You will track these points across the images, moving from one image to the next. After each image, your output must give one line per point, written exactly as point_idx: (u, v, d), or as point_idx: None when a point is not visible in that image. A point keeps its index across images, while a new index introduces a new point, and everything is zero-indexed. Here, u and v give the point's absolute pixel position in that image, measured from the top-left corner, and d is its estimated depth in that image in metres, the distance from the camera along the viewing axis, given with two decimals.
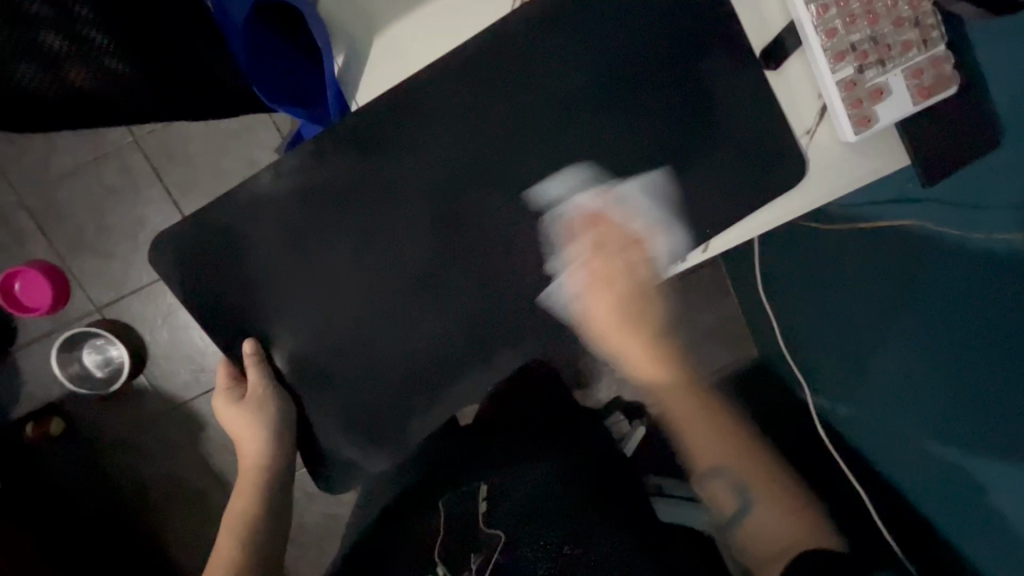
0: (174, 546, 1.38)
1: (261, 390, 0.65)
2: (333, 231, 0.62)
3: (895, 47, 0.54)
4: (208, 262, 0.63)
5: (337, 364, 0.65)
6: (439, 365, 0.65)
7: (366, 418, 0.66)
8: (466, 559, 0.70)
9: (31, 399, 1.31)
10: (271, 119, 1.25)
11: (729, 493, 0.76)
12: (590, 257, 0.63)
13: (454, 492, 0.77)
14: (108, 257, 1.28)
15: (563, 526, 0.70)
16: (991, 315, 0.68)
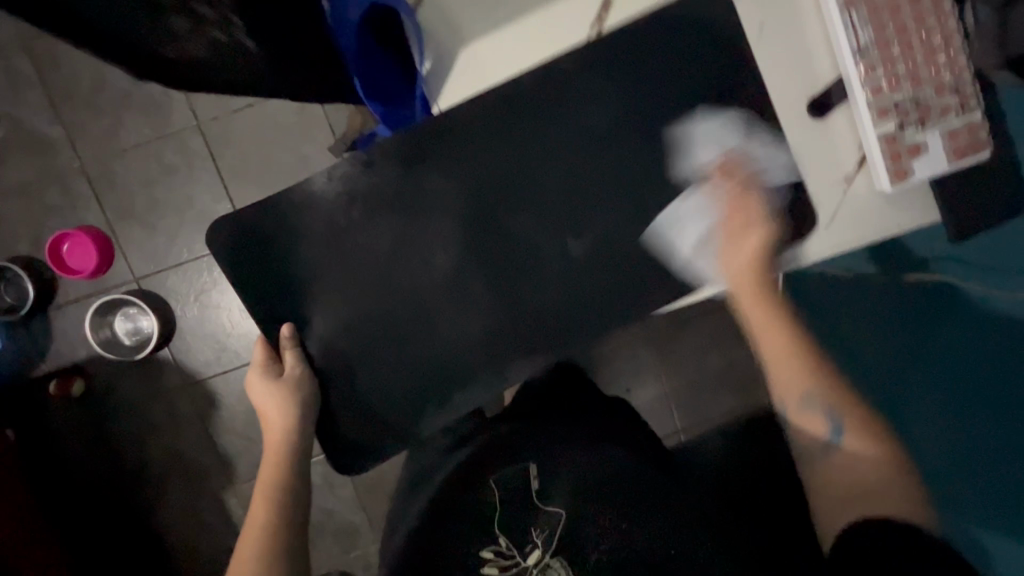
0: (169, 520, 1.40)
1: (296, 373, 0.68)
2: (392, 217, 0.67)
3: (936, 110, 0.58)
4: (269, 238, 0.68)
5: (367, 347, 0.69)
6: (470, 353, 0.68)
7: (395, 398, 0.69)
8: (528, 535, 0.70)
9: (56, 358, 1.35)
10: (327, 119, 1.31)
11: (817, 424, 0.63)
12: (628, 275, 0.66)
13: (503, 470, 0.75)
14: (154, 231, 1.34)
15: (624, 505, 0.70)
16: (985, 368, 0.91)
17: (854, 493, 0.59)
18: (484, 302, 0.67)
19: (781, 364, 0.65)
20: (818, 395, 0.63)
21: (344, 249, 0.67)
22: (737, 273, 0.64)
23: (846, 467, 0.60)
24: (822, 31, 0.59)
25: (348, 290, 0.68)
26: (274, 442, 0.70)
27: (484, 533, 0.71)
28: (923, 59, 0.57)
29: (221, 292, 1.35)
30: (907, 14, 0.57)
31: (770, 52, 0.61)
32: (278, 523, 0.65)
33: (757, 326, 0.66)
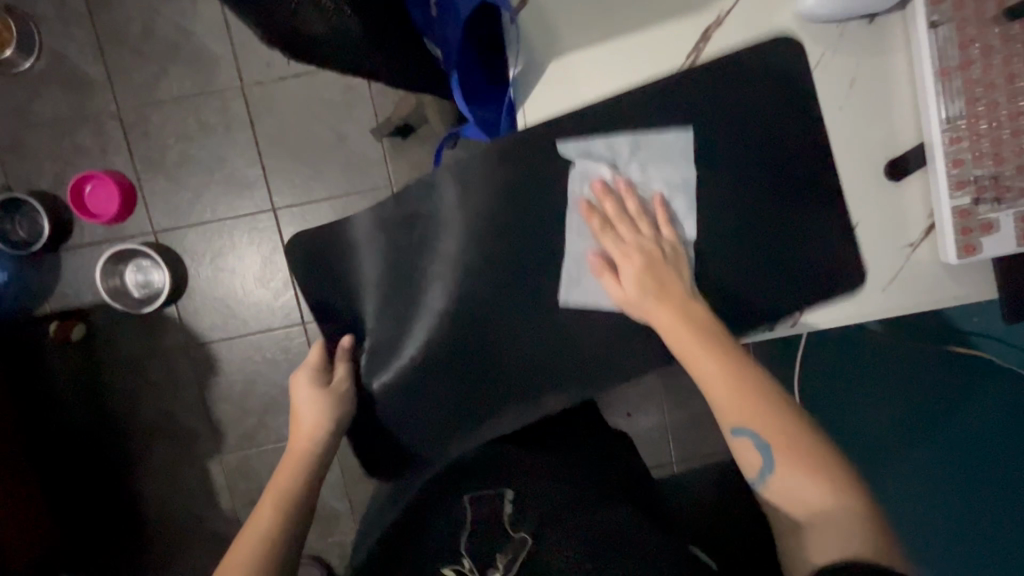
0: (149, 480, 1.37)
1: (344, 384, 0.77)
2: (460, 245, 0.74)
3: (1014, 191, 0.57)
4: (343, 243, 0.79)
5: (410, 365, 0.79)
6: (513, 377, 0.76)
7: (443, 405, 0.79)
8: (492, 559, 0.60)
9: (61, 300, 1.32)
10: (371, 101, 1.30)
11: (750, 455, 0.57)
12: None
13: (481, 489, 0.69)
14: (180, 186, 1.32)
15: (609, 532, 0.61)
16: (991, 431, 0.85)
17: (806, 522, 0.53)
18: (514, 339, 0.74)
19: (724, 397, 0.58)
20: (766, 426, 0.56)
21: (392, 270, 0.78)
22: (627, 292, 0.65)
23: (796, 498, 0.54)
24: (913, 94, 0.59)
25: (393, 306, 0.79)
26: (298, 448, 0.71)
27: (449, 555, 0.62)
28: (1008, 138, 0.56)
29: (239, 257, 1.33)
30: (1001, 91, 0.56)
31: (858, 109, 0.60)
32: (280, 532, 0.63)
33: (664, 328, 0.63)
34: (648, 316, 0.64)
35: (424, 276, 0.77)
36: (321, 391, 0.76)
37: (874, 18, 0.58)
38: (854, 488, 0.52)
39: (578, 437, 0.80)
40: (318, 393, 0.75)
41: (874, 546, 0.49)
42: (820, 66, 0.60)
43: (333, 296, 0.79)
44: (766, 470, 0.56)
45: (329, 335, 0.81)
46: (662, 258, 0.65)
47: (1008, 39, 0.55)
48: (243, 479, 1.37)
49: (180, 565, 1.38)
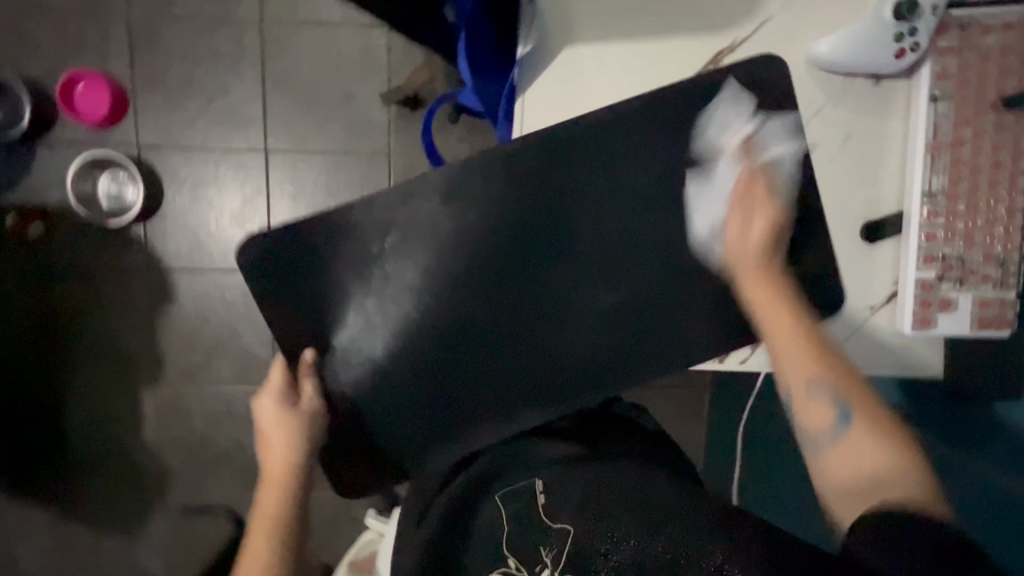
0: (76, 396, 1.32)
1: (314, 404, 0.69)
2: (476, 253, 0.66)
3: (977, 275, 0.58)
4: (309, 244, 0.68)
5: (391, 386, 0.70)
6: (522, 393, 0.69)
7: (435, 411, 0.71)
8: (536, 552, 0.58)
9: (26, 193, 1.27)
10: (388, 66, 1.29)
11: (819, 414, 0.53)
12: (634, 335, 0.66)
13: (512, 485, 0.65)
14: (176, 106, 1.29)
15: (645, 514, 0.56)
16: None
17: (862, 486, 0.49)
18: (512, 363, 0.69)
19: (803, 364, 0.54)
20: (853, 399, 0.52)
21: (381, 278, 0.68)
22: (752, 240, 0.59)
23: (850, 463, 0.50)
24: (901, 162, 0.61)
25: (377, 314, 0.69)
26: (277, 473, 0.65)
27: (495, 556, 0.61)
28: (982, 224, 0.58)
29: (219, 191, 1.30)
30: (984, 177, 0.57)
31: (847, 165, 0.61)
32: (283, 550, 0.62)
33: (764, 295, 0.57)
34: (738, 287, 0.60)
35: (410, 284, 0.68)
36: (291, 415, 0.67)
37: (880, 80, 0.59)
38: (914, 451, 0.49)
39: (598, 426, 0.73)
40: (286, 417, 0.67)
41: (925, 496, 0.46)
42: (817, 116, 0.61)
43: (292, 299, 0.69)
44: (835, 431, 0.52)
45: (290, 349, 0.70)
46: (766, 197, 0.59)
47: (1000, 128, 0.56)
48: (173, 415, 1.33)
49: (89, 490, 1.33)
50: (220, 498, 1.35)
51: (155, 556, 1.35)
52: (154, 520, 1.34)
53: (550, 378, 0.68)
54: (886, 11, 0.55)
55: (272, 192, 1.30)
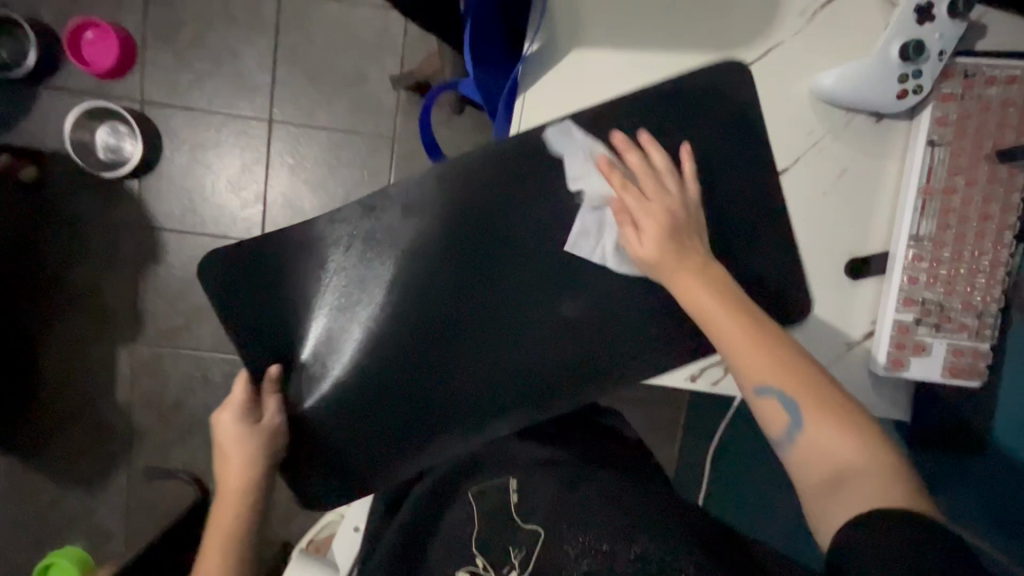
0: (52, 345, 1.30)
1: (276, 422, 0.68)
2: (452, 250, 0.67)
3: (953, 323, 0.59)
4: (280, 251, 0.69)
5: (354, 381, 0.70)
6: (480, 390, 0.69)
7: (398, 402, 0.70)
8: (506, 553, 0.57)
9: (24, 136, 1.26)
10: (401, 49, 1.28)
11: (776, 412, 0.50)
12: (605, 344, 0.67)
13: (483, 484, 0.64)
14: (184, 65, 1.27)
15: (617, 526, 0.55)
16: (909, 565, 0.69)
17: (833, 481, 0.47)
18: (475, 358, 0.69)
19: (741, 350, 0.51)
20: (791, 382, 0.50)
21: (351, 276, 0.69)
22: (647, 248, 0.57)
23: (824, 455, 0.48)
24: (893, 202, 0.61)
25: (344, 306, 0.69)
26: (231, 492, 0.65)
27: (461, 556, 0.59)
28: (965, 273, 0.58)
29: (219, 156, 1.29)
30: (972, 227, 0.57)
31: (840, 199, 0.61)
32: (239, 569, 0.64)
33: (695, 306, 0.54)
34: (669, 281, 0.56)
35: (377, 276, 0.69)
36: (252, 437, 0.66)
37: (882, 118, 0.60)
38: (867, 429, 0.47)
39: (581, 432, 0.72)
40: (246, 432, 0.66)
41: (902, 499, 0.44)
42: (815, 147, 0.61)
43: (255, 303, 0.69)
44: (792, 428, 0.49)
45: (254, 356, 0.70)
46: (684, 221, 0.58)
47: (993, 180, 0.56)
48: (148, 375, 1.32)
49: (55, 441, 1.31)
50: (186, 463, 1.34)
51: (114, 514, 1.33)
52: (117, 478, 1.33)
53: (521, 376, 0.68)
54: (893, 50, 0.56)
55: (271, 162, 1.29)
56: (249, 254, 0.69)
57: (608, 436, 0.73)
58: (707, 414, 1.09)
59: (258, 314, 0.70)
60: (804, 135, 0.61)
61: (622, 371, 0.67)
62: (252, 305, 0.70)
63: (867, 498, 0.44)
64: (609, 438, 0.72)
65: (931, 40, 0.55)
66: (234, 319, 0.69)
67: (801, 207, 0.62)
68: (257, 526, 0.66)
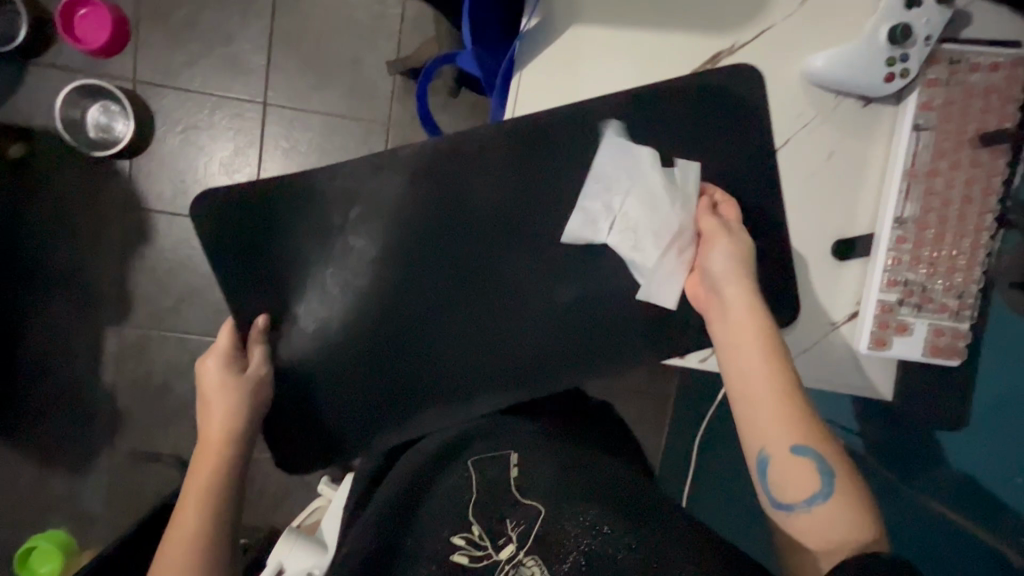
0: (38, 325, 1.29)
1: (260, 371, 0.69)
2: (446, 226, 0.69)
3: (934, 303, 0.60)
4: (274, 209, 0.70)
5: (336, 357, 0.71)
6: (468, 364, 0.70)
7: (387, 377, 0.71)
8: (503, 525, 0.57)
9: (12, 113, 1.24)
10: (398, 35, 1.28)
11: (805, 479, 0.50)
12: (594, 321, 0.68)
13: (483, 455, 0.64)
14: (178, 46, 1.26)
15: (612, 506, 0.57)
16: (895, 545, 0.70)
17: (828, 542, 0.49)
18: (462, 332, 0.70)
19: (763, 405, 0.53)
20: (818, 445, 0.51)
21: (336, 256, 0.70)
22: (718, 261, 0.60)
23: (828, 527, 0.49)
24: (879, 185, 0.62)
25: (331, 285, 0.70)
26: (215, 442, 0.62)
27: (455, 520, 0.59)
28: (947, 255, 0.59)
29: (212, 137, 1.28)
30: (954, 209, 0.59)
31: (827, 182, 0.63)
32: (219, 523, 0.59)
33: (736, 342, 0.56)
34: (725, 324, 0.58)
35: (367, 250, 0.70)
36: (237, 381, 0.66)
37: (870, 102, 0.61)
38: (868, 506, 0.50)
39: (575, 420, 0.72)
40: (230, 381, 0.66)
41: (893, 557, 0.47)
42: (803, 131, 0.62)
43: (247, 261, 0.71)
44: (808, 496, 0.50)
45: (245, 313, 0.71)
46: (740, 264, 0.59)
47: (975, 164, 0.58)
48: (136, 358, 1.31)
49: (40, 422, 1.30)
50: (173, 447, 1.33)
51: (98, 498, 1.32)
52: (102, 462, 1.32)
53: (509, 343, 0.69)
54: (881, 35, 0.57)
55: (265, 145, 1.29)
56: (244, 205, 0.71)
57: (592, 424, 0.73)
58: (695, 403, 1.10)
59: (257, 275, 0.71)
60: (791, 118, 0.62)
61: (614, 348, 0.68)
62: (242, 262, 0.71)
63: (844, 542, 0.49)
64: (594, 428, 0.73)
65: (918, 24, 0.57)
66: (223, 280, 0.71)
67: (785, 191, 0.64)
68: (239, 481, 0.62)
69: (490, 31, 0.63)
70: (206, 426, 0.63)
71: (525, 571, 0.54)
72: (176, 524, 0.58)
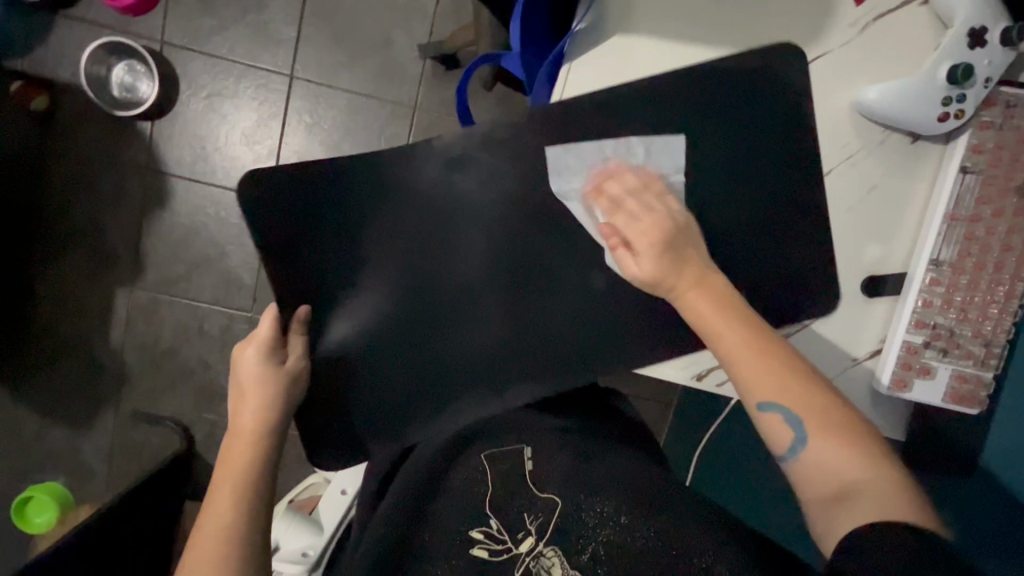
0: (50, 279, 1.29)
1: (298, 364, 0.68)
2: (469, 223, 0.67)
3: (961, 350, 0.60)
4: (327, 194, 0.67)
5: (371, 362, 0.70)
6: (500, 368, 0.69)
7: (425, 372, 0.70)
8: (521, 518, 0.58)
9: (37, 65, 1.23)
10: (432, 19, 1.26)
11: (780, 430, 0.48)
12: (614, 337, 0.67)
13: (494, 450, 0.65)
14: (208, 10, 1.24)
15: (633, 497, 0.57)
16: None
17: (839, 493, 0.46)
18: (519, 336, 0.69)
19: (748, 369, 0.50)
20: (795, 400, 0.48)
21: (376, 258, 0.68)
22: (643, 265, 0.57)
23: (830, 472, 0.46)
24: (917, 225, 0.61)
25: (371, 284, 0.69)
26: (247, 433, 0.61)
27: (474, 513, 0.60)
28: (979, 301, 0.59)
29: (236, 106, 1.27)
30: (993, 256, 0.58)
31: (865, 216, 0.62)
32: (249, 507, 0.57)
33: (685, 305, 0.55)
34: (667, 292, 0.56)
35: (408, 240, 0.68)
36: (275, 376, 0.65)
37: (918, 139, 0.60)
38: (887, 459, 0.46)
39: (597, 411, 0.73)
40: (269, 373, 0.65)
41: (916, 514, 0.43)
42: (846, 162, 0.61)
43: (284, 238, 0.68)
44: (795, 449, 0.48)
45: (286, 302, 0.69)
46: (679, 230, 0.58)
47: (1019, 213, 0.58)
48: (144, 320, 1.31)
49: (46, 376, 1.31)
50: (174, 412, 1.34)
51: (98, 455, 1.33)
52: (104, 419, 1.33)
53: (552, 348, 0.68)
54: (941, 72, 0.56)
55: (288, 118, 1.27)
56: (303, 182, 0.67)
57: (622, 417, 0.74)
58: (698, 418, 1.10)
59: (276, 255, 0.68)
60: (836, 146, 0.61)
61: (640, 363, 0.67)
62: (286, 251, 0.68)
63: (875, 515, 0.43)
64: (623, 418, 0.74)
65: (980, 66, 0.56)
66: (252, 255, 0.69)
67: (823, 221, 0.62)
68: (272, 467, 0.61)
69: (535, 37, 0.63)
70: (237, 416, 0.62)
71: (545, 561, 0.55)
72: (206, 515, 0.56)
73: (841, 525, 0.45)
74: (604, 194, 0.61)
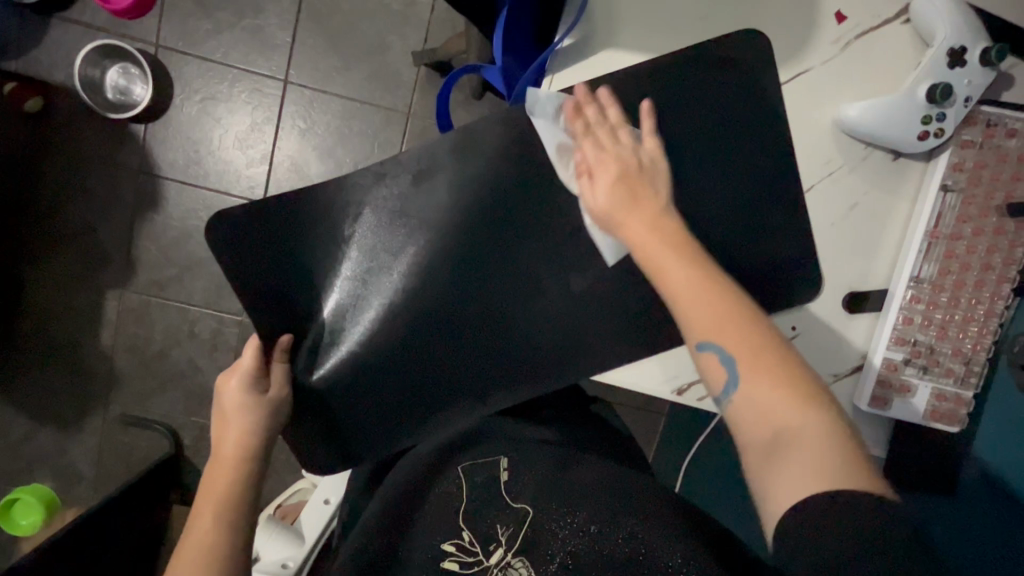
0: (40, 280, 1.29)
1: (280, 392, 0.65)
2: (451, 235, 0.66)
3: (940, 368, 0.60)
4: (304, 222, 0.65)
5: (356, 381, 0.68)
6: (485, 382, 0.67)
7: (419, 387, 0.68)
8: (494, 529, 0.59)
9: (31, 66, 1.23)
10: (427, 26, 1.27)
11: (713, 366, 0.48)
12: (600, 351, 0.66)
13: (475, 460, 0.65)
14: (203, 13, 1.25)
15: (604, 506, 0.57)
16: None
17: (772, 441, 0.44)
18: (504, 343, 0.67)
19: (690, 305, 0.50)
20: (732, 338, 0.48)
21: (369, 258, 0.67)
22: (599, 201, 0.57)
23: (765, 411, 0.45)
24: (900, 240, 0.61)
25: (352, 295, 0.67)
26: (228, 460, 0.61)
27: (450, 527, 0.60)
28: (959, 319, 0.59)
29: (229, 110, 1.27)
30: (973, 274, 0.58)
31: (847, 232, 0.61)
32: (229, 533, 0.57)
33: (631, 243, 0.55)
34: (617, 230, 0.56)
35: (394, 252, 0.67)
36: (257, 407, 0.63)
37: (899, 156, 0.60)
38: (828, 402, 0.45)
39: (580, 421, 0.73)
40: (251, 403, 0.63)
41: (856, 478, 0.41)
42: (828, 179, 0.61)
43: (266, 259, 0.65)
44: (728, 383, 0.47)
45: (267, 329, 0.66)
46: (637, 170, 0.57)
47: (999, 232, 0.58)
48: (134, 323, 1.31)
49: (35, 376, 1.30)
50: (162, 415, 1.33)
51: (85, 457, 1.32)
52: (91, 421, 1.32)
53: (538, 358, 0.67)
54: (920, 90, 0.57)
55: (282, 123, 1.27)
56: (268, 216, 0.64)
57: (607, 427, 0.75)
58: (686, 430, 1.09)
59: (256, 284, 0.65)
60: (819, 160, 0.61)
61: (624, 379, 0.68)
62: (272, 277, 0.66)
63: (812, 473, 0.42)
64: (608, 428, 0.74)
65: (959, 85, 0.57)
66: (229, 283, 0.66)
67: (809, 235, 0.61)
68: (254, 490, 0.61)
69: (517, 50, 0.63)
70: (218, 446, 0.62)
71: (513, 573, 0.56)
72: (188, 541, 0.57)
73: (775, 474, 0.43)
74: (582, 118, 0.60)
